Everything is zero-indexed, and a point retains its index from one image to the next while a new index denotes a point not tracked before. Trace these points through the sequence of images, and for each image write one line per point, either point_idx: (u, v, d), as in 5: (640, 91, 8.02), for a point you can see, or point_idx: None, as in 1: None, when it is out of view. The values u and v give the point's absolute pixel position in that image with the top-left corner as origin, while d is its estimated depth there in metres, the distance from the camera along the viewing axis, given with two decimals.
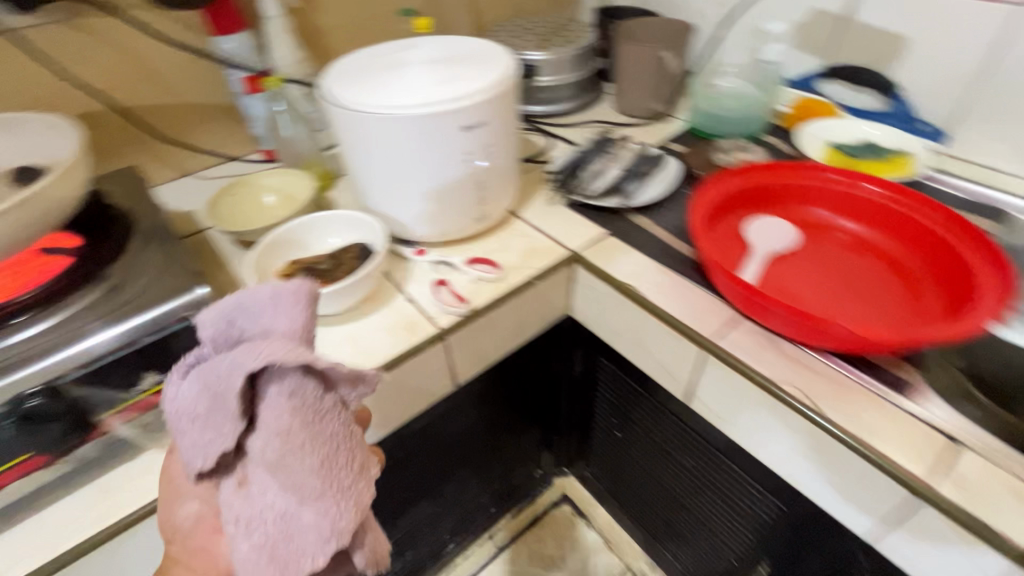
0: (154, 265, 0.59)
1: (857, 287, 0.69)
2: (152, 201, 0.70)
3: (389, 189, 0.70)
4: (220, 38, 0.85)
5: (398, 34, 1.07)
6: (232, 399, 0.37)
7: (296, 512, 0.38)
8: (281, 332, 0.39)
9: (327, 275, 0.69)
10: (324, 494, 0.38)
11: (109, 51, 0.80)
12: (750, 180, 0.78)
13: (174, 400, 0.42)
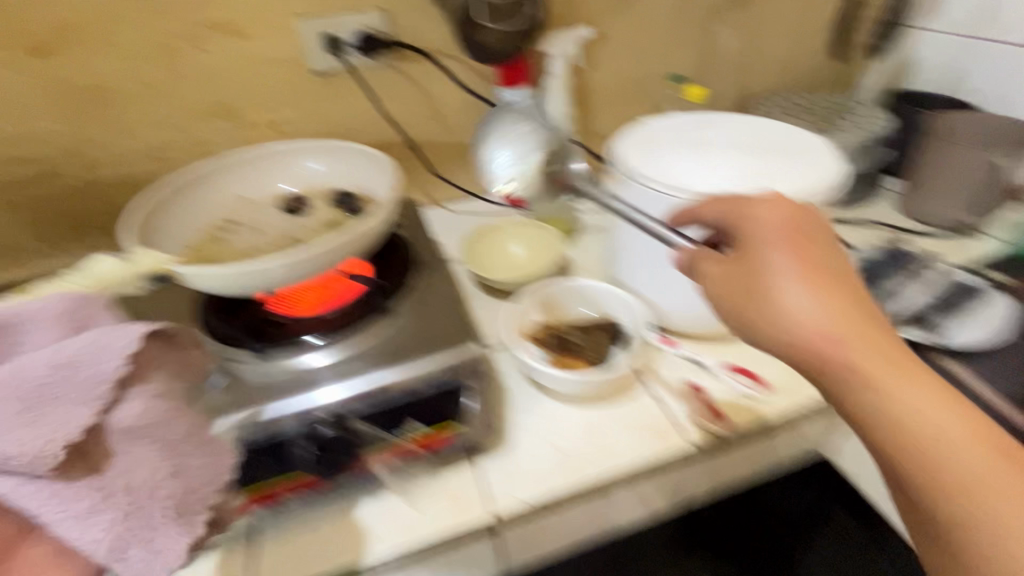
0: (429, 307, 0.61)
1: None
2: (425, 234, 0.72)
3: (658, 270, 0.65)
4: (505, 89, 0.87)
5: (658, 97, 1.03)
6: (93, 376, 0.35)
7: (165, 478, 0.37)
8: (115, 346, 0.36)
9: (576, 349, 0.65)
10: (186, 454, 0.38)
11: (415, 90, 0.88)
12: None
13: None
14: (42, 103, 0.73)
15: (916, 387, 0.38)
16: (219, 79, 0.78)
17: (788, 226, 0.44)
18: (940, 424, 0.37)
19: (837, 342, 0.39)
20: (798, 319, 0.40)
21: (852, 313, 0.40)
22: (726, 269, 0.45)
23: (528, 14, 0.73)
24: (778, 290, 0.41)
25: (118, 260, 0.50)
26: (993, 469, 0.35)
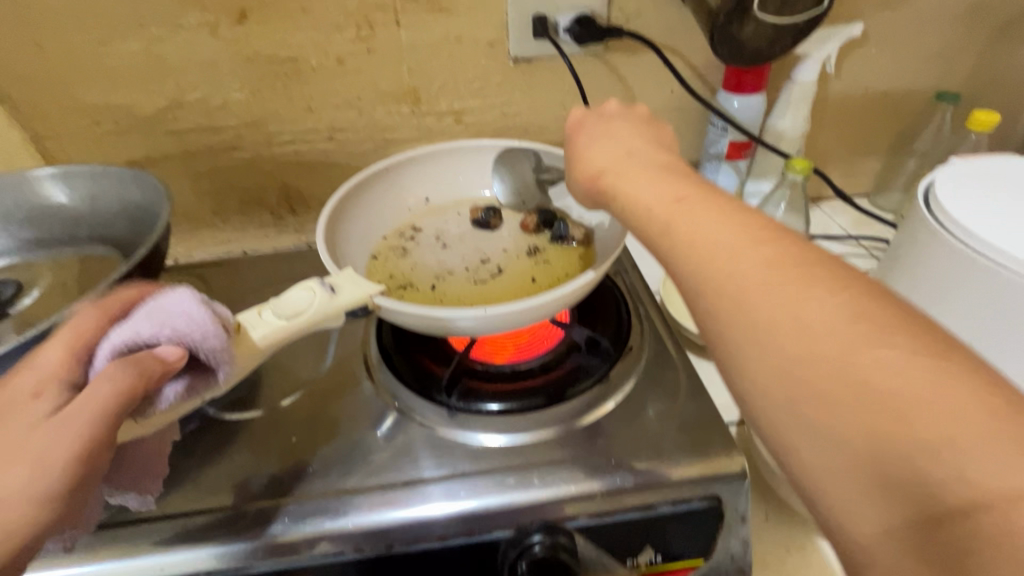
0: (662, 389, 0.50)
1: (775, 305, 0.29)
2: (634, 282, 0.61)
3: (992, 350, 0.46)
4: (731, 95, 0.72)
5: (908, 120, 0.82)
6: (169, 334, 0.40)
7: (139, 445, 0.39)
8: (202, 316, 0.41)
9: None
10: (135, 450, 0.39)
11: (620, 87, 0.75)
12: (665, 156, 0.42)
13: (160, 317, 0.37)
14: (237, 72, 0.68)
15: (845, 303, 0.28)
16: (414, 59, 0.70)
17: (643, 146, 0.42)
18: (826, 332, 0.27)
19: (733, 247, 0.31)
20: (651, 210, 0.36)
21: (780, 238, 0.32)
22: (586, 158, 0.43)
23: (815, 9, 0.56)
24: (674, 208, 0.35)
25: (324, 290, 0.42)
26: (831, 341, 0.27)
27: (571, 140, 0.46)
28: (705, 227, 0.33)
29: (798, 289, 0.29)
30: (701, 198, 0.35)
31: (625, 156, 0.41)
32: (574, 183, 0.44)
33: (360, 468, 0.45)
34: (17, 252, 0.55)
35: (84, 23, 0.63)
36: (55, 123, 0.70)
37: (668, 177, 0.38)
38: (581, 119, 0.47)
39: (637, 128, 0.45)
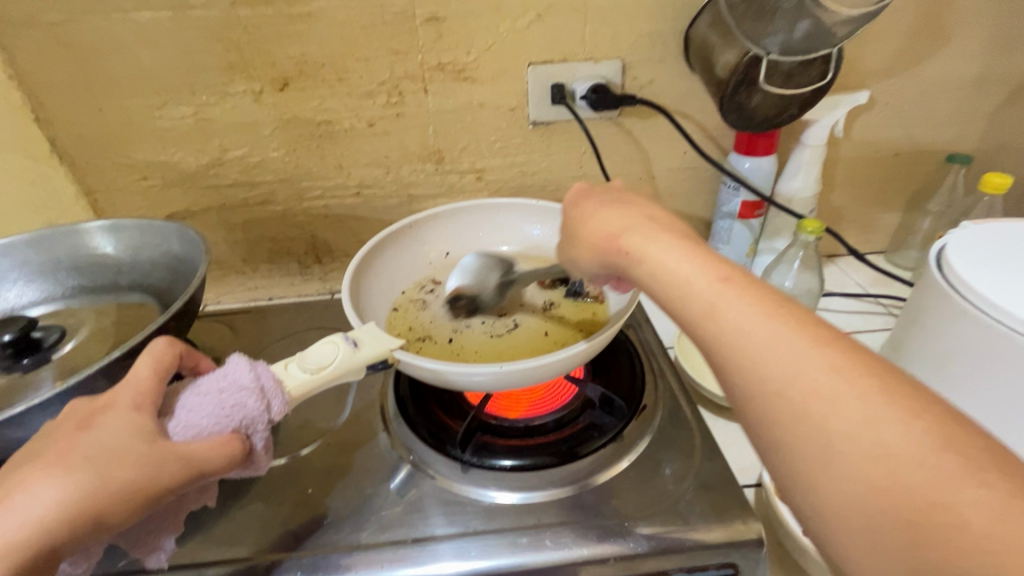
0: (676, 447, 0.50)
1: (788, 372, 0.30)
2: (646, 337, 0.63)
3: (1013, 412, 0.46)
4: (741, 157, 0.74)
5: (921, 181, 0.84)
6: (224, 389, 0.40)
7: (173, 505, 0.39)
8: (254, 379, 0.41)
9: None
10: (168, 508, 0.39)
11: (634, 148, 0.78)
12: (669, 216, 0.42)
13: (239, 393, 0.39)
14: (275, 133, 0.73)
15: (881, 397, 0.27)
16: (440, 122, 0.74)
17: (660, 213, 0.42)
18: (861, 431, 0.27)
19: (770, 337, 0.31)
20: (683, 284, 0.35)
21: (811, 321, 0.31)
22: (602, 224, 0.43)
23: (821, 82, 0.59)
24: (711, 286, 0.34)
25: (347, 345, 0.45)
26: (838, 405, 0.28)
27: (581, 209, 0.46)
28: (741, 309, 0.32)
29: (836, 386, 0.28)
30: (727, 274, 0.35)
31: (644, 222, 0.41)
32: (587, 249, 0.43)
33: (373, 521, 0.45)
34: (64, 298, 0.59)
35: (141, 90, 0.69)
36: (107, 177, 0.75)
37: (691, 247, 0.37)
38: (589, 189, 0.48)
39: (652, 198, 0.46)
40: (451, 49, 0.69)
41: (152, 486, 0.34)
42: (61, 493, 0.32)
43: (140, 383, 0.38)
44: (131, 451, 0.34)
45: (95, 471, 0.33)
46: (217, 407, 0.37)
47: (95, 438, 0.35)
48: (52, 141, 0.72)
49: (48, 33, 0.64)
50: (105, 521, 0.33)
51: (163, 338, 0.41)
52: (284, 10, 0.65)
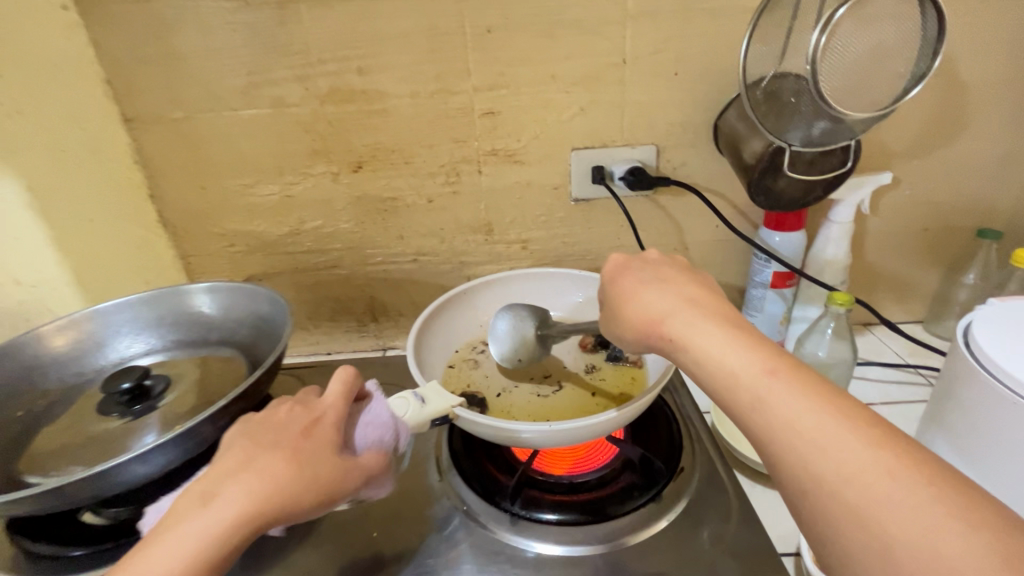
0: (715, 509, 0.52)
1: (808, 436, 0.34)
2: (685, 401, 0.66)
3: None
4: (771, 232, 0.79)
5: (954, 253, 0.86)
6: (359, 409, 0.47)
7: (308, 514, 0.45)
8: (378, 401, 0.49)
9: None
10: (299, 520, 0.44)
11: (669, 222, 0.84)
12: (720, 303, 0.45)
13: (381, 419, 0.46)
14: (347, 208, 0.84)
15: (917, 487, 0.31)
16: (491, 199, 0.83)
17: (700, 295, 0.46)
18: (898, 517, 0.30)
19: (802, 419, 0.35)
20: (724, 369, 0.39)
21: (852, 410, 0.35)
22: (646, 305, 0.46)
23: (842, 167, 0.65)
24: (754, 374, 0.38)
25: (415, 401, 0.51)
26: (858, 467, 0.32)
27: (622, 287, 0.49)
28: (780, 395, 0.36)
29: (876, 474, 0.32)
30: (768, 361, 0.38)
31: (685, 305, 0.44)
32: (630, 328, 0.47)
33: (428, 565, 0.49)
34: (165, 349, 0.67)
35: (239, 173, 0.81)
36: (202, 245, 0.86)
37: (733, 332, 0.41)
38: (626, 262, 0.52)
39: (689, 276, 0.49)
40: (503, 136, 0.78)
41: (335, 498, 0.41)
42: (271, 477, 0.39)
43: (336, 404, 0.45)
44: (327, 458, 0.41)
45: (297, 465, 0.40)
46: (365, 436, 0.45)
47: (306, 444, 0.41)
48: (161, 215, 0.84)
49: (171, 127, 0.77)
50: (297, 515, 0.39)
51: (352, 369, 0.48)
52: (364, 107, 0.76)
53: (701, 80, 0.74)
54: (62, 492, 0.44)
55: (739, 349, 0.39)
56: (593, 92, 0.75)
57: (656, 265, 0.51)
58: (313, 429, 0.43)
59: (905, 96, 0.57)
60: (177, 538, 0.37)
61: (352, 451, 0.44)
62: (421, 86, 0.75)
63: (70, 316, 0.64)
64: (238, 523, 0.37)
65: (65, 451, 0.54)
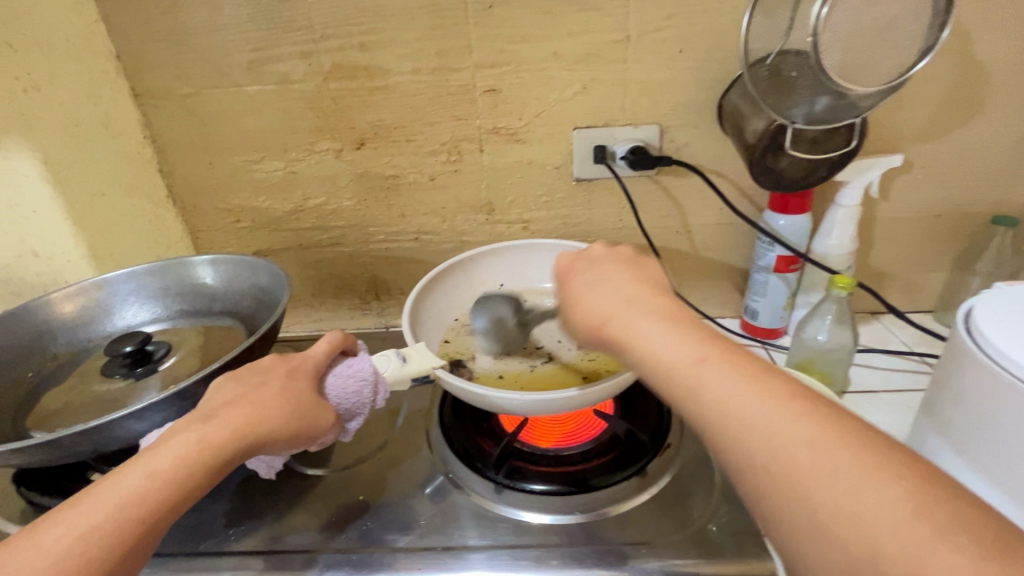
0: (700, 489, 0.52)
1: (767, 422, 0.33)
2: None
3: None
4: (776, 214, 0.78)
5: (969, 241, 0.84)
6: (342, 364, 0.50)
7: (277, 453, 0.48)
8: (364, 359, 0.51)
9: None
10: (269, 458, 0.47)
11: (671, 204, 0.83)
12: (657, 294, 0.44)
13: (358, 378, 0.49)
14: (350, 185, 0.84)
15: (842, 453, 0.31)
16: (492, 178, 0.83)
17: (642, 292, 0.45)
18: (830, 481, 0.30)
19: (734, 402, 0.34)
20: (657, 362, 0.39)
21: (779, 386, 0.35)
22: (590, 305, 0.45)
23: (846, 147, 0.64)
24: (684, 365, 0.37)
25: (397, 359, 0.52)
26: (816, 445, 0.31)
27: (568, 292, 0.48)
28: (711, 383, 0.36)
29: (801, 446, 0.32)
30: (698, 351, 0.38)
31: (627, 303, 0.43)
32: (580, 331, 0.46)
33: (414, 528, 0.50)
34: (170, 318, 0.69)
35: (243, 148, 0.82)
36: (208, 220, 0.88)
37: (668, 326, 0.40)
38: (574, 265, 0.51)
39: (635, 273, 0.47)
40: (505, 115, 0.78)
41: (313, 436, 0.45)
42: (269, 402, 0.43)
43: (317, 358, 0.49)
44: (312, 396, 0.45)
45: (291, 397, 0.44)
46: (345, 391, 0.48)
47: (295, 383, 0.45)
48: (170, 189, 0.86)
49: (178, 103, 0.79)
50: (281, 442, 0.43)
51: (340, 330, 0.52)
52: (366, 83, 0.76)
53: (706, 58, 0.73)
54: (61, 444, 0.46)
55: (673, 344, 0.39)
56: (595, 70, 0.75)
57: (596, 262, 0.50)
58: (300, 371, 0.47)
59: (914, 70, 0.55)
60: (180, 440, 0.39)
61: (328, 399, 0.47)
62: (422, 63, 0.75)
63: (78, 283, 0.66)
64: (229, 436, 0.40)
65: (70, 410, 0.56)
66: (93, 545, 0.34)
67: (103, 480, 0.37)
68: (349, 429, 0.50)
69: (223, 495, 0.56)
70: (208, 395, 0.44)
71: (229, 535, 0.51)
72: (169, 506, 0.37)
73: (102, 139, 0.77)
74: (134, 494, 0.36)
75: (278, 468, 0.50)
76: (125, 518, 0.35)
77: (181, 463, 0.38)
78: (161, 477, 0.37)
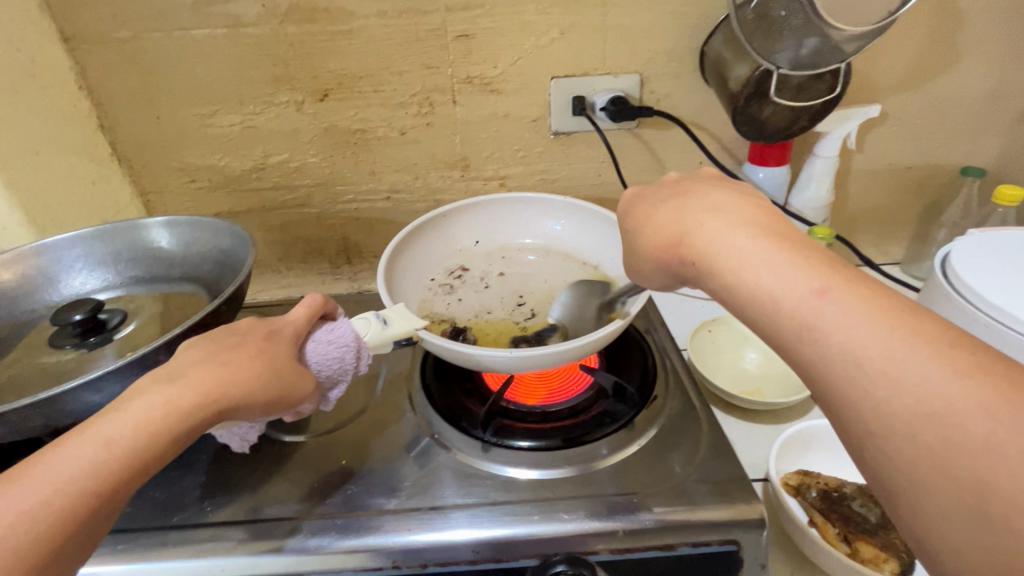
0: (685, 438, 0.53)
1: (847, 338, 0.29)
2: (664, 337, 0.66)
3: None
4: (755, 167, 0.77)
5: (938, 192, 0.85)
6: (323, 327, 0.47)
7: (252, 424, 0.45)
8: (345, 322, 0.48)
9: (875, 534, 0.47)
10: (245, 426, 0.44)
11: (652, 157, 0.82)
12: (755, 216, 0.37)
13: (338, 341, 0.46)
14: (315, 140, 0.79)
15: (923, 353, 0.28)
16: (466, 131, 0.79)
17: (736, 205, 0.38)
18: (914, 383, 0.27)
19: (853, 322, 0.29)
20: (761, 291, 0.33)
21: (871, 295, 0.30)
22: (666, 223, 0.40)
23: (829, 94, 0.63)
24: (800, 298, 0.31)
25: (378, 322, 0.51)
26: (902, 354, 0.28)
27: (637, 212, 0.44)
28: (837, 316, 0.30)
29: (880, 352, 0.28)
30: (819, 277, 0.32)
31: (716, 219, 0.37)
32: (652, 253, 0.41)
33: (400, 490, 0.49)
34: (123, 285, 0.64)
35: (193, 100, 0.75)
36: (160, 180, 0.81)
37: (773, 248, 0.34)
38: (646, 188, 0.45)
39: (725, 187, 0.41)
40: (479, 63, 0.73)
41: (290, 404, 0.42)
42: (243, 367, 0.39)
43: (297, 322, 0.46)
44: (288, 362, 0.42)
45: (266, 363, 0.40)
46: (326, 357, 0.45)
47: (271, 347, 0.42)
48: (114, 146, 0.78)
49: (116, 48, 0.71)
50: (253, 410, 0.39)
51: (320, 294, 0.49)
52: (328, 27, 0.70)
53: (688, 1, 0.70)
54: (9, 419, 0.42)
55: (775, 271, 0.33)
56: (574, 13, 0.71)
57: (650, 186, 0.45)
58: (278, 335, 0.44)
59: (902, 11, 0.54)
60: (141, 404, 0.36)
61: (308, 364, 0.45)
62: (388, 4, 0.69)
63: (15, 248, 0.60)
64: (194, 403, 0.37)
65: (15, 384, 0.51)
66: (41, 522, 0.31)
67: (59, 444, 0.34)
68: (331, 398, 0.48)
69: (196, 467, 0.53)
70: (177, 354, 0.41)
71: (203, 507, 0.49)
72: (127, 478, 0.34)
73: (31, 89, 0.67)
74: (89, 466, 0.33)
75: (251, 442, 0.49)
76: (75, 492, 0.32)
77: (141, 432, 0.35)
78: (117, 447, 0.34)
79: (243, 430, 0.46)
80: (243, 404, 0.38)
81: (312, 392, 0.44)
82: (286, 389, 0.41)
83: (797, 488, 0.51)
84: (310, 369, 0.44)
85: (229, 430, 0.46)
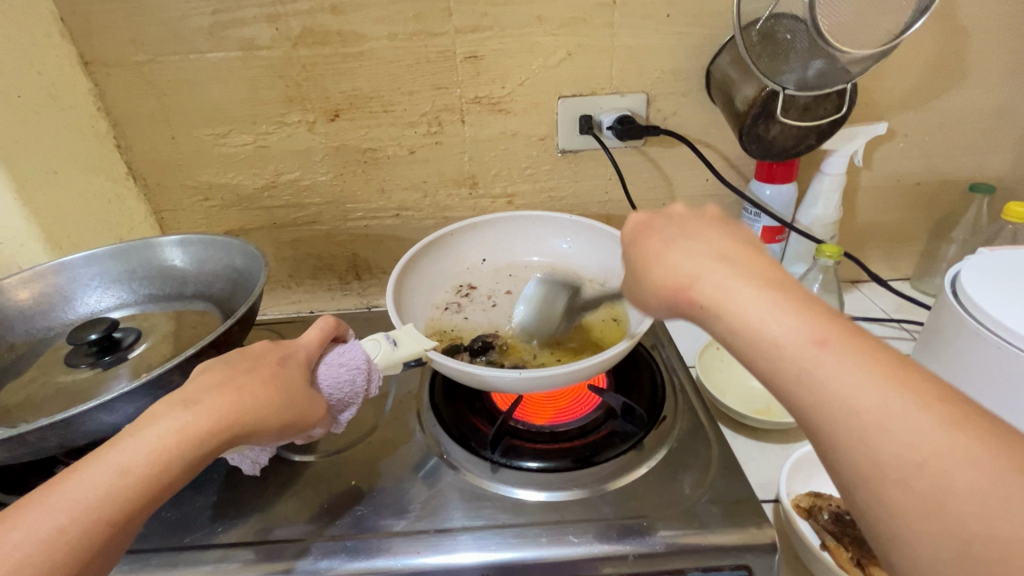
0: (694, 459, 0.53)
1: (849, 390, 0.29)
2: (671, 354, 0.67)
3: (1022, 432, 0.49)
4: (761, 184, 0.78)
5: (948, 208, 0.85)
6: (335, 350, 0.48)
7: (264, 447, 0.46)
8: (356, 344, 0.49)
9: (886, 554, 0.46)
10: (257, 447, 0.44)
11: (658, 175, 0.82)
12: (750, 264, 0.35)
13: (348, 364, 0.47)
14: (326, 159, 0.80)
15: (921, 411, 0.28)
16: (475, 150, 0.80)
17: (735, 247, 0.36)
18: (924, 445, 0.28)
19: (847, 364, 0.30)
20: (764, 337, 0.32)
21: (869, 349, 0.30)
22: (671, 264, 0.37)
23: (836, 114, 0.63)
24: (803, 350, 0.31)
25: (388, 342, 0.51)
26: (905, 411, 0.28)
27: (642, 247, 0.39)
28: (839, 369, 0.30)
29: (880, 409, 0.29)
30: (820, 328, 0.31)
31: (718, 262, 0.35)
32: (649, 294, 0.38)
33: (409, 511, 0.49)
34: (137, 303, 0.65)
35: (207, 121, 0.76)
36: (175, 199, 0.83)
37: (779, 298, 0.32)
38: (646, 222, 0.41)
39: (726, 230, 0.39)
40: (487, 84, 0.75)
41: (301, 429, 0.42)
42: (257, 392, 0.40)
43: (309, 346, 0.46)
44: (298, 387, 0.43)
45: (280, 388, 0.41)
46: (338, 380, 0.46)
47: (285, 372, 0.43)
48: (130, 166, 0.80)
49: (134, 71, 0.73)
50: (265, 434, 0.40)
51: (331, 316, 0.50)
52: (340, 49, 0.72)
53: (693, 22, 0.71)
54: (26, 439, 0.43)
55: (777, 325, 0.32)
56: (581, 35, 0.72)
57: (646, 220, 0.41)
58: (290, 359, 0.44)
59: (907, 31, 0.55)
60: (153, 431, 0.36)
61: (320, 387, 0.45)
62: (399, 27, 0.70)
63: (33, 268, 0.61)
64: (208, 429, 0.37)
65: (31, 403, 0.52)
66: (57, 550, 0.32)
67: (68, 476, 0.34)
68: (341, 421, 0.48)
69: (207, 487, 0.53)
70: (191, 377, 0.41)
71: (214, 527, 0.49)
72: (140, 504, 0.34)
73: (51, 111, 0.69)
74: (104, 493, 0.34)
75: (262, 464, 0.49)
76: (92, 518, 0.33)
77: (156, 458, 0.35)
78: (132, 474, 0.34)
79: (254, 453, 0.47)
80: (257, 428, 0.39)
81: (324, 417, 0.44)
82: (297, 414, 0.41)
83: (809, 510, 0.50)
84: (321, 393, 0.45)
85: (242, 454, 0.47)
